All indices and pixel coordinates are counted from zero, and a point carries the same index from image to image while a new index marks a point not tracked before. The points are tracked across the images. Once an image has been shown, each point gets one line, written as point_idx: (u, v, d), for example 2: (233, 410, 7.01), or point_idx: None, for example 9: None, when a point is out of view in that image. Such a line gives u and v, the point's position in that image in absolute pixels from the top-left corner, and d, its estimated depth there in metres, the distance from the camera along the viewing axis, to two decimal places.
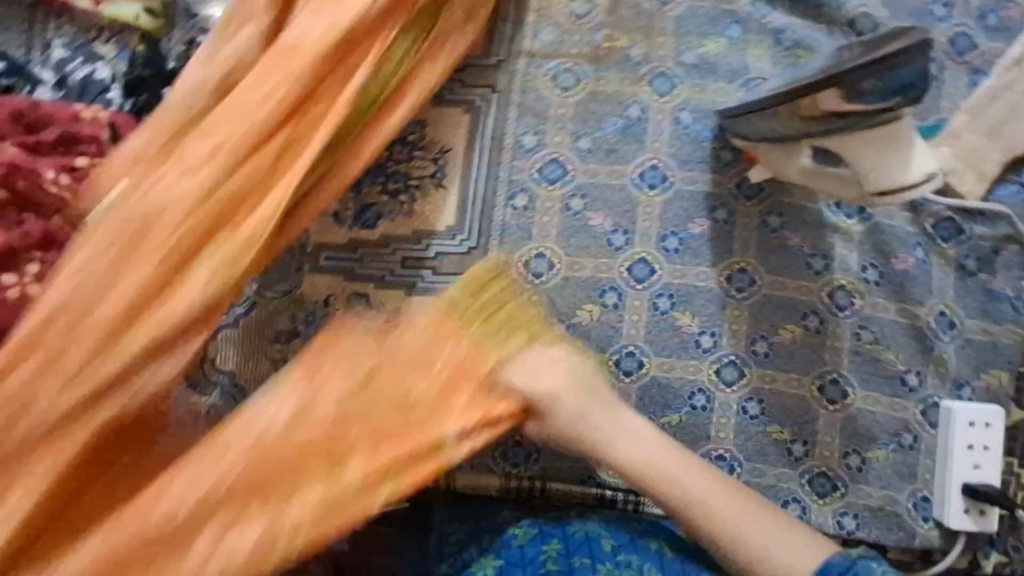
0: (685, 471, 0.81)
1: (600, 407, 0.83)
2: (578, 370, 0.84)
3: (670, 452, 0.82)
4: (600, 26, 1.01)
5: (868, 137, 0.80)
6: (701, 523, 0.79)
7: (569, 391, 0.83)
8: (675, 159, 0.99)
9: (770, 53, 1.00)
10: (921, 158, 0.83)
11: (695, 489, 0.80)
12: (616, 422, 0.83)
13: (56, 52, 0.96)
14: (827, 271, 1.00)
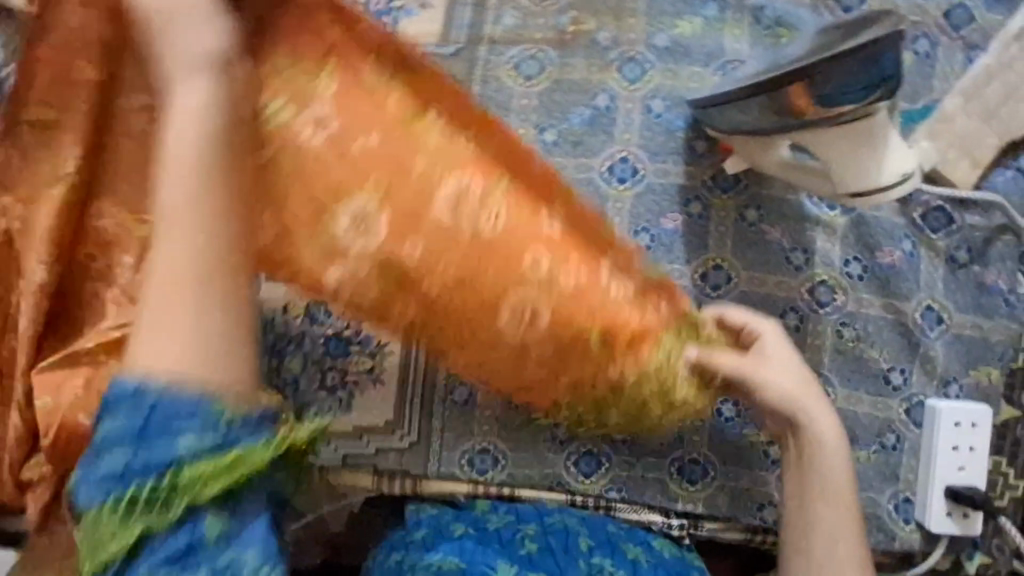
0: (828, 480, 0.81)
1: (820, 411, 0.82)
2: (802, 366, 0.83)
3: (824, 456, 0.81)
4: (566, 8, 0.94)
5: (844, 133, 0.76)
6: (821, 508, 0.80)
7: (801, 395, 0.82)
8: (645, 150, 0.93)
9: (749, 33, 0.93)
10: (900, 155, 0.80)
11: (826, 501, 0.80)
12: (822, 421, 0.82)
13: None
14: (808, 267, 0.95)
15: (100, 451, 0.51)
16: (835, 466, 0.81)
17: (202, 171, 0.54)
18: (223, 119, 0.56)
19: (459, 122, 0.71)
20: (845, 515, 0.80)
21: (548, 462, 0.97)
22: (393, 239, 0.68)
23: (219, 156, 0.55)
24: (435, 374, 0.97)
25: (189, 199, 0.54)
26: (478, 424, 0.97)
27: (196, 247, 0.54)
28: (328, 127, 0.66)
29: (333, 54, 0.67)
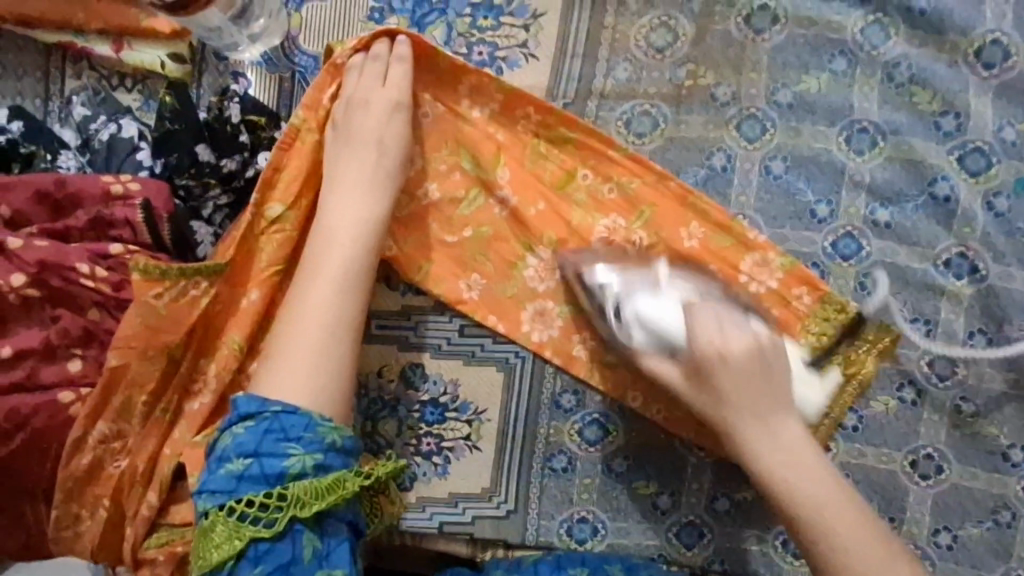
0: (851, 531, 0.67)
1: (806, 463, 0.70)
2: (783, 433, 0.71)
3: (793, 489, 0.69)
4: (683, 60, 0.88)
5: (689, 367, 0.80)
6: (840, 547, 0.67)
7: (794, 452, 0.71)
8: (762, 215, 0.88)
9: (879, 90, 0.87)
10: (670, 319, 0.78)
11: (850, 543, 0.67)
12: (789, 476, 0.70)
13: (77, 110, 0.85)
14: (928, 338, 0.88)
15: (223, 459, 0.66)
16: (814, 488, 0.69)
17: (346, 270, 0.76)
18: (368, 189, 0.79)
19: (607, 171, 0.88)
20: (878, 551, 0.67)
21: (651, 533, 0.92)
22: (569, 276, 0.89)
23: (356, 251, 0.77)
24: (535, 440, 0.92)
25: (344, 284, 0.75)
26: (579, 492, 0.92)
27: (327, 316, 0.73)
28: (509, 204, 0.89)
29: (504, 152, 0.88)
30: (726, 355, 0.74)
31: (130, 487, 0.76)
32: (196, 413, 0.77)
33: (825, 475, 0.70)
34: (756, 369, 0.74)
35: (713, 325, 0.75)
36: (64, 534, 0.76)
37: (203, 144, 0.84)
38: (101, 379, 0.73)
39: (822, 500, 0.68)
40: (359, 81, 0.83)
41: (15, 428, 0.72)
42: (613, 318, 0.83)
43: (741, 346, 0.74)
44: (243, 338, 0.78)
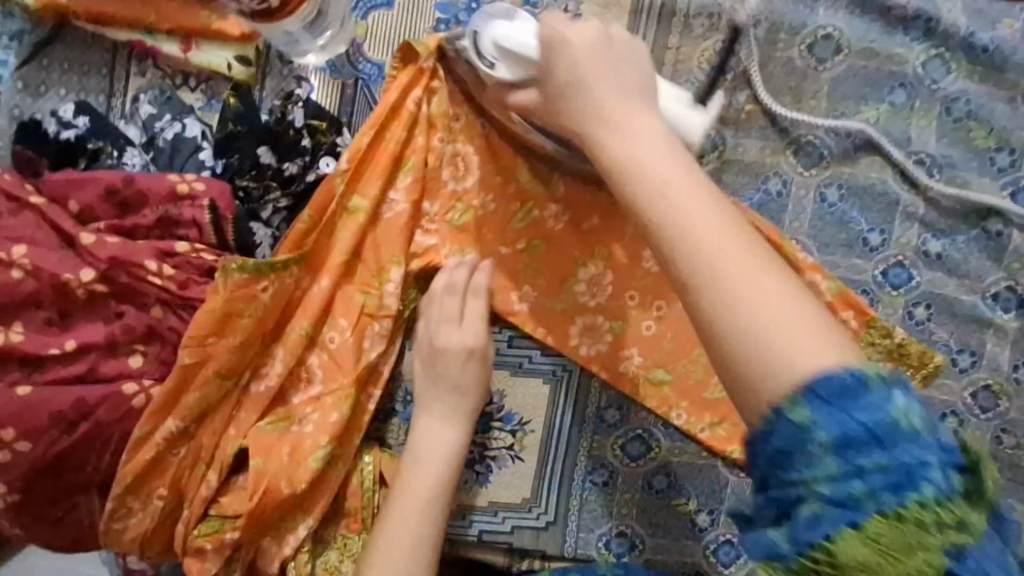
0: (707, 228, 0.58)
1: (667, 157, 0.62)
2: (664, 147, 0.64)
3: (655, 199, 0.61)
4: (745, 85, 0.89)
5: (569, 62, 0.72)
6: (676, 235, 0.59)
7: (650, 162, 0.63)
8: (814, 241, 0.89)
9: (937, 125, 0.87)
10: (526, 38, 0.74)
11: (686, 217, 0.59)
12: (653, 176, 0.62)
13: (144, 108, 0.87)
14: (972, 369, 0.88)
15: None
16: (684, 190, 0.60)
17: (437, 491, 0.79)
18: (460, 428, 0.82)
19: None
20: (716, 227, 0.58)
21: (688, 551, 0.92)
22: (619, 293, 0.90)
23: (443, 487, 0.80)
24: (578, 453, 0.93)
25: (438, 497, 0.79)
26: (618, 506, 0.93)
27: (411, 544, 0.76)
28: (564, 219, 0.89)
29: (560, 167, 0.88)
30: (574, 40, 0.71)
31: (192, 469, 0.79)
32: (261, 405, 0.81)
33: (685, 167, 0.62)
34: (614, 61, 0.70)
35: (590, 72, 0.70)
36: (114, 526, 0.78)
37: (265, 146, 0.84)
38: (169, 381, 0.76)
39: (673, 178, 0.61)
40: (451, 297, 0.85)
41: (79, 418, 0.74)
42: (483, 69, 0.80)
43: (588, 32, 0.71)
44: (310, 330, 0.82)
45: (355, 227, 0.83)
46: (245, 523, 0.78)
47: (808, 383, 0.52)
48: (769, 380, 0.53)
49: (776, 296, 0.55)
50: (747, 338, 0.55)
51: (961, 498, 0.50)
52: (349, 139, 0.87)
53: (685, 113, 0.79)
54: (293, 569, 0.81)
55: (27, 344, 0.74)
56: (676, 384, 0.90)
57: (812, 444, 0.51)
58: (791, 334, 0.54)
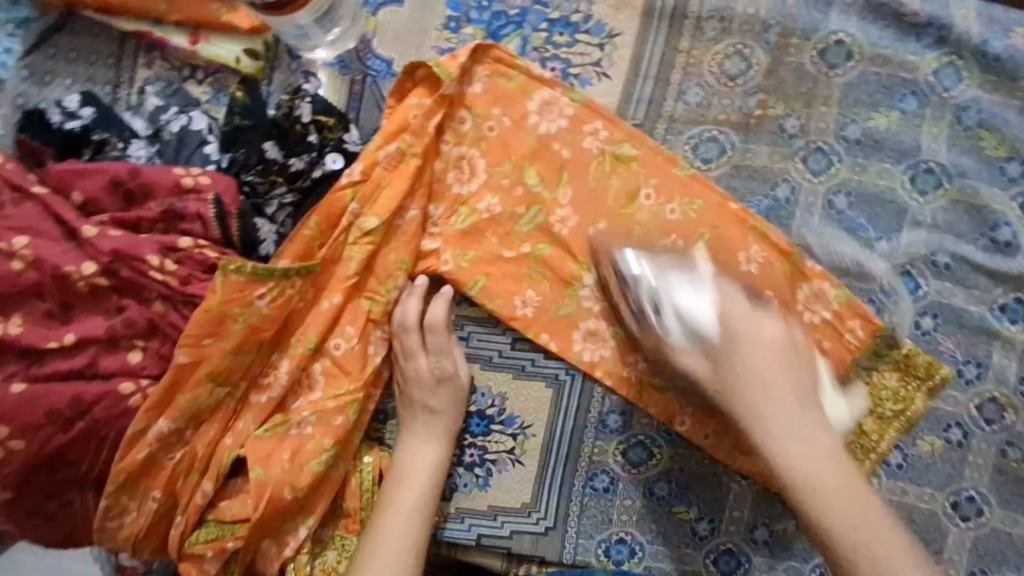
0: (855, 516, 0.69)
1: (828, 466, 0.71)
2: (819, 434, 0.72)
3: (809, 480, 0.70)
4: (755, 90, 0.89)
5: (740, 334, 0.76)
6: (815, 509, 0.70)
7: (795, 417, 0.73)
8: (822, 248, 0.88)
9: (948, 133, 0.87)
10: (705, 309, 0.77)
11: (839, 512, 0.69)
12: (801, 459, 0.71)
13: (150, 100, 0.86)
14: (979, 381, 0.87)
15: None
16: (821, 472, 0.70)
17: (416, 512, 0.79)
18: (436, 452, 0.82)
19: (671, 191, 0.86)
20: (864, 512, 0.69)
21: (687, 559, 0.91)
22: None
23: (421, 509, 0.79)
24: (579, 458, 0.92)
25: (414, 527, 0.78)
26: (619, 513, 0.92)
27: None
28: (570, 224, 0.87)
29: (567, 169, 0.87)
30: (757, 338, 0.75)
31: (187, 474, 0.78)
32: (262, 405, 0.80)
33: (827, 436, 0.73)
34: (789, 359, 0.76)
35: (759, 366, 0.74)
36: (109, 524, 0.77)
37: (271, 142, 0.83)
38: (168, 376, 0.74)
39: (815, 467, 0.71)
40: (412, 326, 0.83)
41: (76, 417, 0.73)
42: (648, 315, 0.80)
43: (771, 333, 0.76)
44: (317, 338, 0.81)
45: (358, 225, 0.82)
46: (244, 529, 0.78)
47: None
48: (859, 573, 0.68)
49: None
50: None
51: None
52: (356, 135, 0.86)
53: (833, 401, 0.81)
54: (292, 570, 0.81)
55: (27, 335, 0.72)
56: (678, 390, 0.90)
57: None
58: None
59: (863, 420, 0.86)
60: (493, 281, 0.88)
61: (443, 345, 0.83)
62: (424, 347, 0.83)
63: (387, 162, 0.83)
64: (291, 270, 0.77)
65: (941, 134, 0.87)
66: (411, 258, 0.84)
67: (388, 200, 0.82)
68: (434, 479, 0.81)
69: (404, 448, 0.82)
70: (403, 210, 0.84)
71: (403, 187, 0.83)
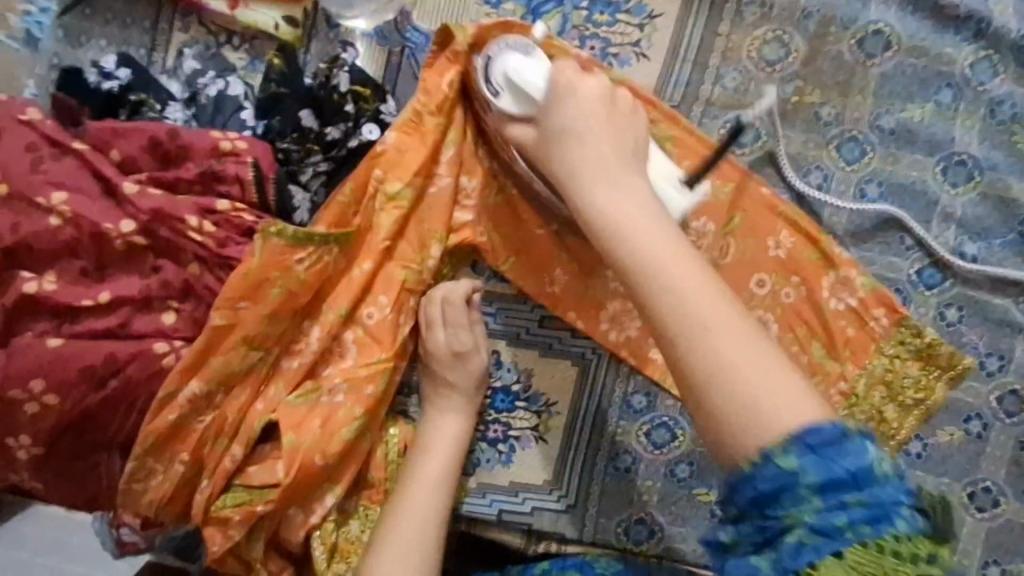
0: (683, 279, 0.58)
1: (644, 225, 0.62)
2: (598, 167, 0.68)
3: (643, 252, 0.60)
4: (792, 77, 0.89)
5: (580, 116, 0.71)
6: (622, 248, 0.61)
7: (608, 157, 0.68)
8: (851, 236, 0.88)
9: (981, 126, 0.87)
10: (537, 79, 0.75)
11: (681, 292, 0.57)
12: (632, 223, 0.62)
13: (188, 63, 0.87)
14: (1001, 373, 0.88)
15: None
16: (653, 241, 0.60)
17: (438, 483, 0.79)
18: (458, 425, 0.82)
19: (704, 171, 0.86)
20: (684, 280, 0.58)
21: (705, 540, 0.91)
22: None
23: (443, 482, 0.79)
24: (601, 438, 0.92)
25: (437, 500, 0.78)
26: (638, 493, 0.92)
27: (414, 549, 0.75)
28: None
29: None
30: (577, 96, 0.72)
31: (216, 440, 0.78)
32: (294, 371, 0.80)
33: (674, 232, 0.62)
34: (612, 114, 0.72)
35: (584, 139, 0.70)
36: (134, 486, 0.77)
37: (308, 110, 0.83)
38: (202, 338, 0.74)
39: (608, 184, 0.66)
40: (438, 304, 0.83)
41: (109, 375, 0.72)
42: (488, 97, 0.80)
43: (592, 90, 0.73)
44: (350, 307, 0.81)
45: (393, 196, 0.82)
46: (273, 494, 0.77)
47: (795, 433, 0.52)
48: (711, 386, 0.55)
49: (755, 357, 0.55)
50: (722, 392, 0.54)
51: (926, 538, 0.51)
52: (393, 106, 0.86)
53: (662, 183, 0.76)
54: (317, 537, 0.81)
55: (60, 294, 0.72)
56: None
57: (797, 488, 0.51)
58: (781, 401, 0.53)
59: (884, 407, 0.85)
60: (523, 257, 0.88)
61: (462, 321, 0.82)
62: (445, 321, 0.83)
63: (422, 131, 0.83)
64: (328, 236, 0.77)
65: (974, 126, 0.87)
66: (443, 231, 0.85)
67: (424, 172, 0.83)
68: (456, 452, 0.81)
69: (428, 422, 0.82)
70: (436, 181, 0.85)
71: (438, 159, 0.84)
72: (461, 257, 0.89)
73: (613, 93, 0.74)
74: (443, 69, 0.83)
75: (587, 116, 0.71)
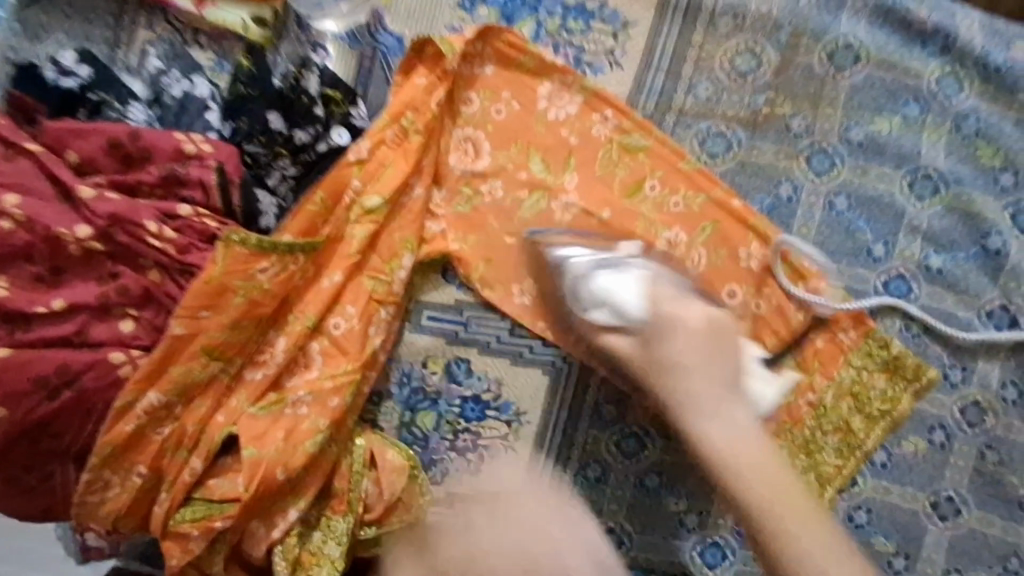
0: (800, 522, 0.65)
1: (765, 464, 0.68)
2: (715, 382, 0.72)
3: (745, 481, 0.68)
4: (764, 87, 0.90)
5: (710, 343, 0.74)
6: (739, 492, 0.68)
7: (716, 362, 0.73)
8: (821, 248, 0.89)
9: (947, 140, 0.89)
10: (631, 295, 0.76)
11: (770, 512, 0.66)
12: (742, 451, 0.69)
13: (152, 62, 0.84)
14: (964, 385, 0.88)
15: None
16: (745, 452, 0.69)
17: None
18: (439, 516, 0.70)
19: (675, 183, 0.86)
20: (830, 551, 0.64)
21: (671, 547, 0.89)
22: None
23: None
24: (572, 448, 0.89)
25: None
26: (607, 502, 0.90)
27: None
28: (576, 211, 0.86)
29: (575, 156, 0.87)
30: (686, 327, 0.74)
31: (175, 452, 0.76)
32: (257, 382, 0.78)
33: (773, 454, 0.70)
34: (710, 344, 0.74)
35: (713, 368, 0.73)
36: (89, 499, 0.74)
37: (276, 113, 0.81)
38: (160, 348, 0.73)
39: (702, 407, 0.72)
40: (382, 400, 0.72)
41: (63, 385, 0.70)
42: (577, 308, 0.80)
43: (699, 321, 0.74)
44: (317, 316, 0.80)
45: (361, 203, 0.81)
46: (233, 509, 0.76)
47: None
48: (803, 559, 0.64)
49: (829, 561, 0.64)
50: (792, 558, 0.65)
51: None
52: (364, 111, 0.85)
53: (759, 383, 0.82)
54: (280, 551, 0.80)
55: (15, 298, 0.70)
56: None
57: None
58: (838, 562, 0.63)
59: (851, 417, 0.87)
60: (494, 263, 0.87)
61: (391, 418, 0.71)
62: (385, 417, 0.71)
63: (393, 138, 0.82)
64: (296, 244, 0.75)
65: (940, 138, 0.89)
66: (415, 238, 0.83)
67: (394, 179, 0.82)
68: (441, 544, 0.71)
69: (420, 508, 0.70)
70: (405, 189, 0.84)
71: (408, 164, 0.82)
72: (433, 262, 0.88)
73: (700, 321, 0.74)
74: (415, 75, 0.83)
75: (712, 349, 0.74)
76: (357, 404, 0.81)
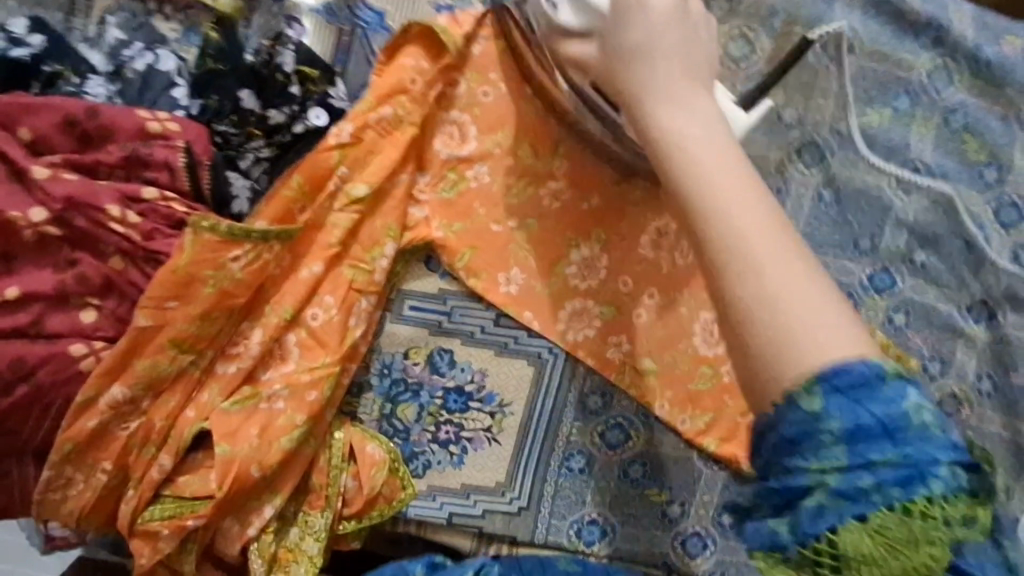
0: (788, 293, 0.44)
1: (752, 198, 0.47)
2: (671, 31, 0.55)
3: (697, 162, 0.49)
4: (757, 76, 0.88)
5: (675, 14, 0.56)
6: (683, 142, 0.50)
7: (690, 39, 0.56)
8: (808, 240, 0.88)
9: (935, 134, 0.88)
10: None
11: (753, 245, 0.45)
12: (697, 143, 0.50)
13: (111, 33, 0.79)
14: (942, 376, 0.86)
15: None
16: (707, 149, 0.49)
17: None
18: None
19: None
20: (774, 256, 0.45)
21: (658, 540, 0.85)
22: (611, 277, 0.85)
23: None
24: (556, 439, 0.86)
25: None
26: (593, 493, 0.85)
27: None
28: (563, 198, 0.84)
29: (564, 142, 0.84)
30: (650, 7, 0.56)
31: (142, 448, 0.72)
32: (230, 376, 0.74)
33: (745, 160, 0.49)
34: (683, 28, 0.56)
35: (658, 46, 0.55)
36: (49, 498, 0.70)
37: (249, 90, 0.77)
38: (124, 340, 0.68)
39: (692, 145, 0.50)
40: None
41: (18, 380, 0.67)
42: (544, 9, 0.68)
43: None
44: (294, 308, 0.76)
45: (342, 188, 0.77)
46: (205, 508, 0.72)
47: (818, 372, 0.43)
48: (775, 342, 0.44)
49: (815, 318, 0.43)
50: (769, 329, 0.44)
51: (967, 495, 0.42)
52: (343, 90, 0.80)
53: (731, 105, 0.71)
54: (255, 550, 0.77)
55: None
56: (662, 373, 0.84)
57: (820, 439, 0.42)
58: (823, 346, 0.43)
59: None
60: (479, 252, 0.84)
61: None
62: None
63: (376, 121, 0.78)
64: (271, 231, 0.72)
65: (929, 131, 0.88)
66: (398, 225, 0.80)
67: (379, 166, 0.79)
68: None
69: None
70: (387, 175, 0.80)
71: (394, 151, 0.79)
72: (416, 248, 0.84)
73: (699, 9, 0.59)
74: (400, 56, 0.79)
75: (680, 45, 0.55)
76: (335, 396, 0.78)
